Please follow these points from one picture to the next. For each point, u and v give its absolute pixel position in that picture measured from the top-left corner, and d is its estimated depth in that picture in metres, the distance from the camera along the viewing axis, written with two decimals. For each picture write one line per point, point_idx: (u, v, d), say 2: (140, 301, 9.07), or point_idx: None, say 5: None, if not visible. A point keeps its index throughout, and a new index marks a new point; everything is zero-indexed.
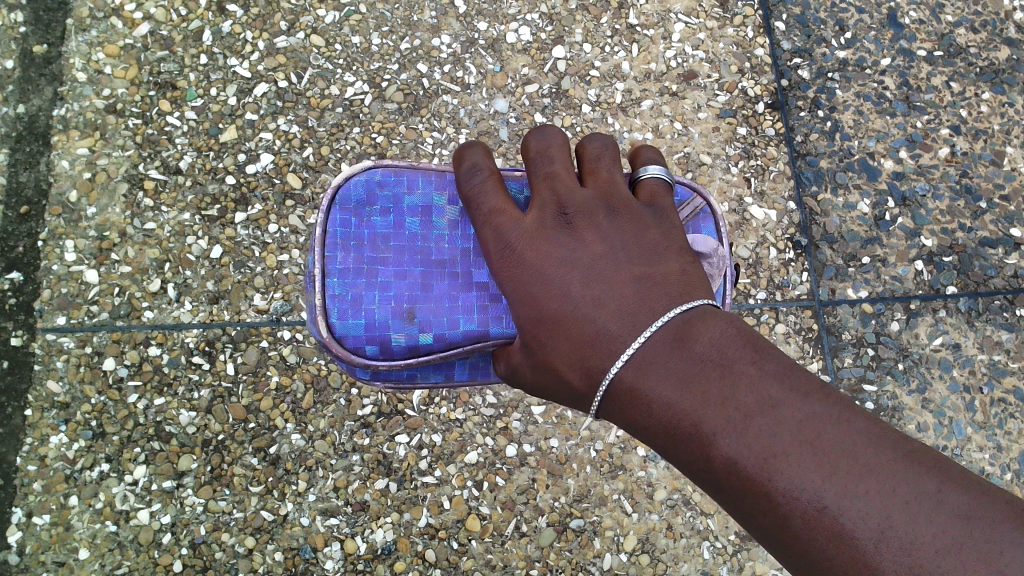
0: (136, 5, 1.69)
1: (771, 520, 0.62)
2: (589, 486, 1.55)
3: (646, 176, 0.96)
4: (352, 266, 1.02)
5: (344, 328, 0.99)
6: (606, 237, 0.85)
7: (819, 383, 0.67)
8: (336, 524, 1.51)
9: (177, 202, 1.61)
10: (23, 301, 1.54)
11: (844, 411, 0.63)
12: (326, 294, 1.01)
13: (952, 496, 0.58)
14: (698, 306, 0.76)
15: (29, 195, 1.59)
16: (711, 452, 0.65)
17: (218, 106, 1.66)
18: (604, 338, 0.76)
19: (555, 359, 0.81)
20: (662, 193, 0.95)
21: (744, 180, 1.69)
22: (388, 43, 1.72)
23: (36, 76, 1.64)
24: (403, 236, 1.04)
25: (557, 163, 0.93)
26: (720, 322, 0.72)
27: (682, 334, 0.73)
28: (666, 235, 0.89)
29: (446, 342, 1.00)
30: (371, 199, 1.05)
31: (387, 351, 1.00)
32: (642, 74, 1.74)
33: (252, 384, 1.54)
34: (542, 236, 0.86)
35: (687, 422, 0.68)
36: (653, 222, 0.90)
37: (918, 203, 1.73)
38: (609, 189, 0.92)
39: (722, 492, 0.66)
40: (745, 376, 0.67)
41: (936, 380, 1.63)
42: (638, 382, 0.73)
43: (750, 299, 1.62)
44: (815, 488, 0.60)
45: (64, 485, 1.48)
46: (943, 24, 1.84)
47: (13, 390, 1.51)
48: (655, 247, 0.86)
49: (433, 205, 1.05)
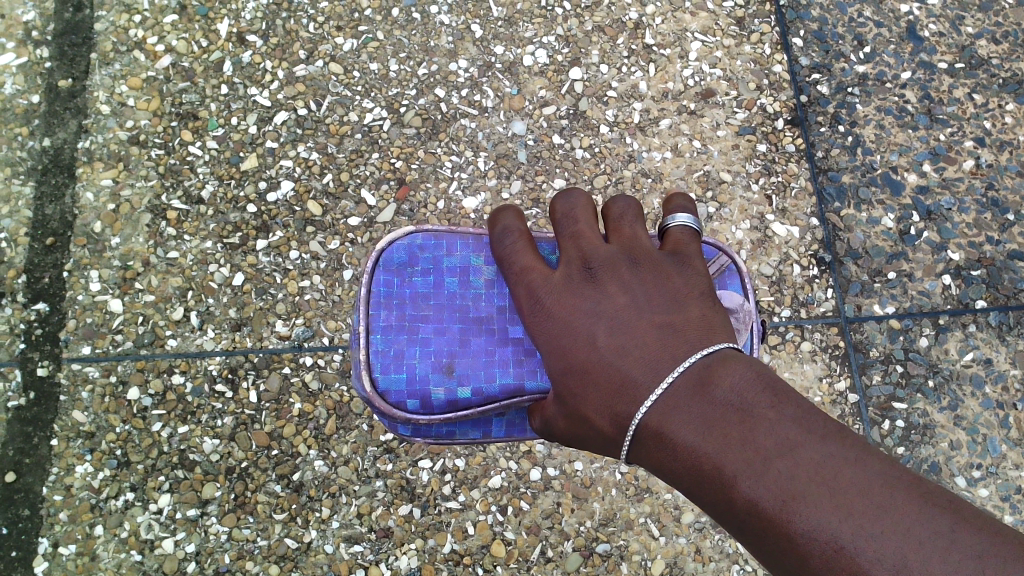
0: (158, 38, 1.72)
1: (793, 561, 0.60)
2: (615, 510, 1.53)
3: (674, 225, 0.96)
4: (394, 324, 1.04)
5: (386, 383, 1.01)
6: (629, 288, 0.85)
7: (839, 428, 0.66)
8: (360, 551, 1.50)
9: (199, 230, 1.62)
10: (49, 332, 1.56)
11: (861, 453, 0.62)
12: (369, 350, 1.03)
13: (966, 537, 0.56)
14: (719, 352, 0.75)
15: (54, 227, 1.61)
16: (733, 495, 0.65)
17: (239, 135, 1.68)
18: (629, 386, 0.76)
19: (585, 408, 0.81)
20: (686, 242, 0.95)
21: (765, 198, 1.68)
22: (406, 69, 1.73)
23: (62, 109, 1.67)
24: (442, 294, 1.06)
25: (582, 224, 0.94)
26: (740, 369, 0.72)
27: (703, 380, 0.72)
28: (690, 284, 0.87)
29: (484, 397, 1.01)
30: (413, 260, 1.08)
31: (427, 405, 1.01)
32: (660, 94, 1.74)
33: (274, 411, 1.54)
34: (568, 290, 0.87)
35: (708, 465, 0.67)
36: (677, 271, 0.89)
37: (944, 217, 1.71)
38: (633, 243, 0.92)
39: (747, 537, 0.65)
40: (765, 420, 0.66)
41: (968, 397, 1.60)
42: (662, 424, 0.72)
43: (774, 317, 1.60)
44: (832, 528, 0.59)
45: (90, 514, 1.48)
46: (963, 36, 1.83)
47: (39, 420, 1.52)
48: (679, 295, 0.85)
49: (471, 265, 1.08)
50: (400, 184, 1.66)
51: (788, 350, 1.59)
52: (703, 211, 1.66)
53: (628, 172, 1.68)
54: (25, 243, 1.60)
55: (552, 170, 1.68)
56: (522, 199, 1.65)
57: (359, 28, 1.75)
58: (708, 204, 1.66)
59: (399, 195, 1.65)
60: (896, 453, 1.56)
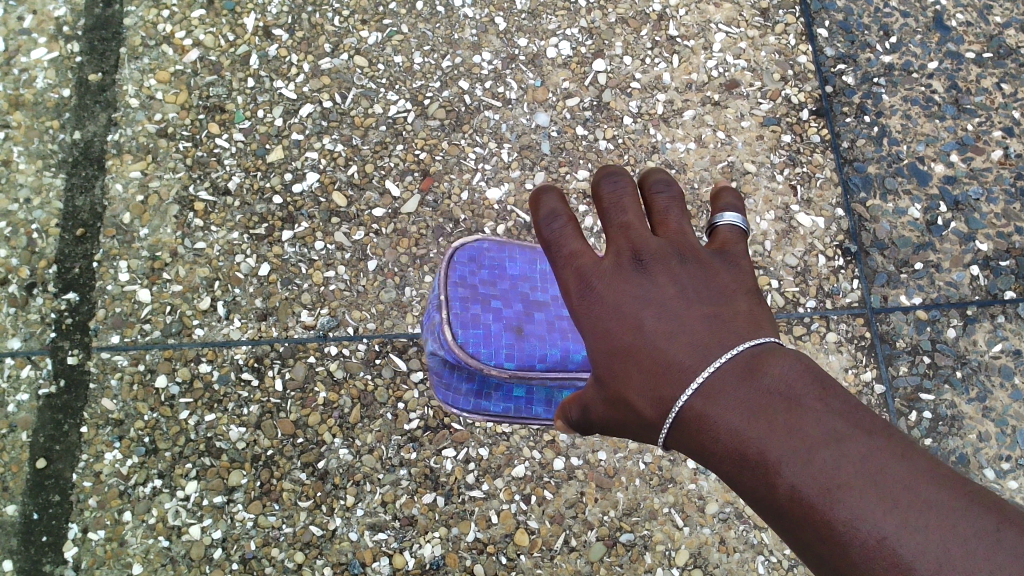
0: (186, 32, 1.74)
1: (830, 555, 0.49)
2: (639, 500, 1.53)
3: (722, 225, 0.76)
4: (468, 298, 1.20)
5: (465, 337, 1.15)
6: (670, 266, 0.69)
7: (894, 426, 0.52)
8: (384, 539, 1.50)
9: (226, 222, 1.64)
10: (79, 321, 1.58)
11: (915, 448, 0.50)
12: (449, 313, 1.18)
13: (1012, 535, 0.45)
14: (766, 344, 0.60)
15: (84, 219, 1.64)
16: (779, 493, 0.52)
17: (265, 128, 1.69)
18: (658, 362, 0.64)
19: (625, 393, 0.67)
20: (734, 244, 0.75)
21: (790, 188, 1.67)
22: (430, 62, 1.74)
23: (92, 103, 1.70)
24: (508, 282, 1.25)
25: (626, 207, 0.74)
26: (795, 359, 0.57)
27: (751, 363, 0.58)
28: (738, 277, 0.70)
29: (549, 362, 1.14)
30: (480, 258, 1.26)
31: (500, 361, 1.14)
32: (683, 85, 1.74)
33: (300, 399, 1.55)
34: (598, 265, 0.72)
35: (755, 459, 0.53)
36: (725, 264, 0.71)
37: (972, 207, 1.69)
38: (681, 236, 0.72)
39: (791, 540, 0.52)
40: (818, 416, 0.52)
41: (997, 388, 1.58)
42: (703, 414, 0.58)
43: (799, 307, 1.60)
44: (874, 520, 0.48)
45: (118, 500, 1.50)
46: (991, 26, 1.81)
47: (70, 408, 1.54)
48: (728, 286, 0.68)
49: (533, 259, 1.28)
50: (424, 176, 1.67)
51: (813, 341, 1.59)
52: None
53: (652, 163, 1.68)
54: (56, 234, 1.62)
55: (576, 161, 1.68)
56: None
57: (384, 22, 1.76)
58: None
59: (423, 186, 1.66)
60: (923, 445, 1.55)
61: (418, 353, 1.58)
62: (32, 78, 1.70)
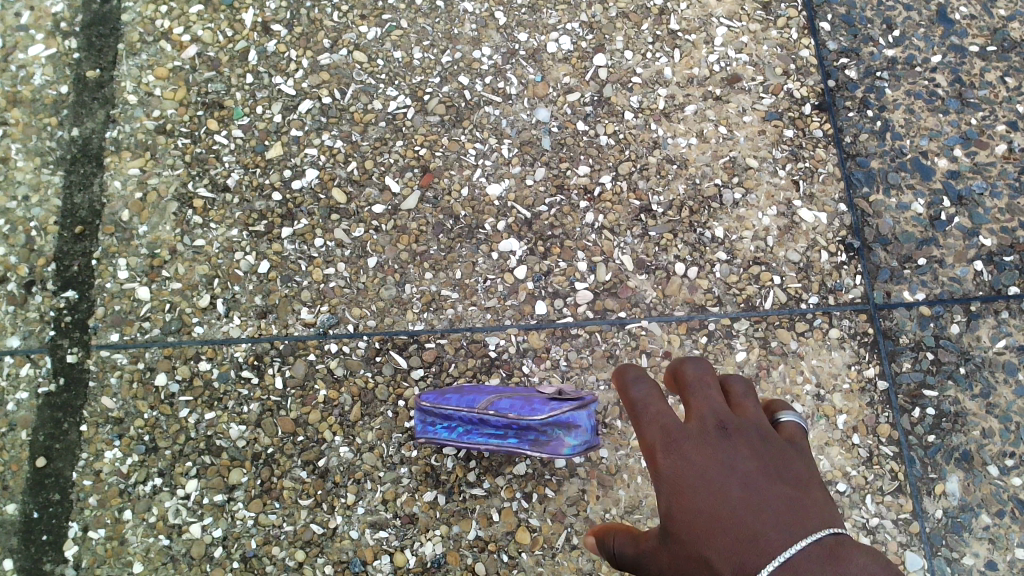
0: (184, 28, 1.73)
1: None
2: (640, 498, 1.52)
3: (785, 421, 0.94)
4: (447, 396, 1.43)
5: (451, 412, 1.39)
6: (761, 460, 0.84)
7: None
8: (385, 537, 1.50)
9: (225, 219, 1.63)
10: (78, 319, 1.58)
11: None
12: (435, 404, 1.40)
13: None
14: (850, 540, 0.75)
15: (83, 216, 1.63)
16: None
17: (264, 124, 1.68)
18: (756, 538, 0.76)
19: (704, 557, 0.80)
20: (799, 438, 0.91)
21: (793, 184, 1.66)
22: (429, 57, 1.73)
23: (90, 99, 1.69)
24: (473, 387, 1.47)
25: (713, 390, 0.92)
26: (875, 562, 0.72)
27: (836, 554, 0.72)
28: (809, 473, 0.87)
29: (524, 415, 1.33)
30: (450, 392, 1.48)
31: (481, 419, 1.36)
32: (685, 79, 1.72)
33: (300, 397, 1.54)
34: (702, 441, 0.86)
35: None
36: (798, 459, 0.88)
37: (976, 202, 1.68)
38: (757, 418, 0.90)
39: None
40: None
41: (1001, 384, 1.57)
42: None
43: (802, 303, 1.60)
44: None
45: (119, 499, 1.50)
46: (995, 19, 1.79)
47: (69, 406, 1.53)
48: (801, 476, 0.85)
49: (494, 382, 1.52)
50: (425, 172, 1.66)
51: (816, 337, 1.59)
52: (729, 197, 1.65)
53: (654, 158, 1.68)
54: (55, 231, 1.62)
55: (577, 157, 1.67)
56: (546, 186, 1.65)
57: (383, 17, 1.75)
58: (734, 190, 1.66)
59: (423, 182, 1.65)
60: (926, 442, 1.54)
61: (418, 350, 1.57)
62: (30, 74, 1.69)
